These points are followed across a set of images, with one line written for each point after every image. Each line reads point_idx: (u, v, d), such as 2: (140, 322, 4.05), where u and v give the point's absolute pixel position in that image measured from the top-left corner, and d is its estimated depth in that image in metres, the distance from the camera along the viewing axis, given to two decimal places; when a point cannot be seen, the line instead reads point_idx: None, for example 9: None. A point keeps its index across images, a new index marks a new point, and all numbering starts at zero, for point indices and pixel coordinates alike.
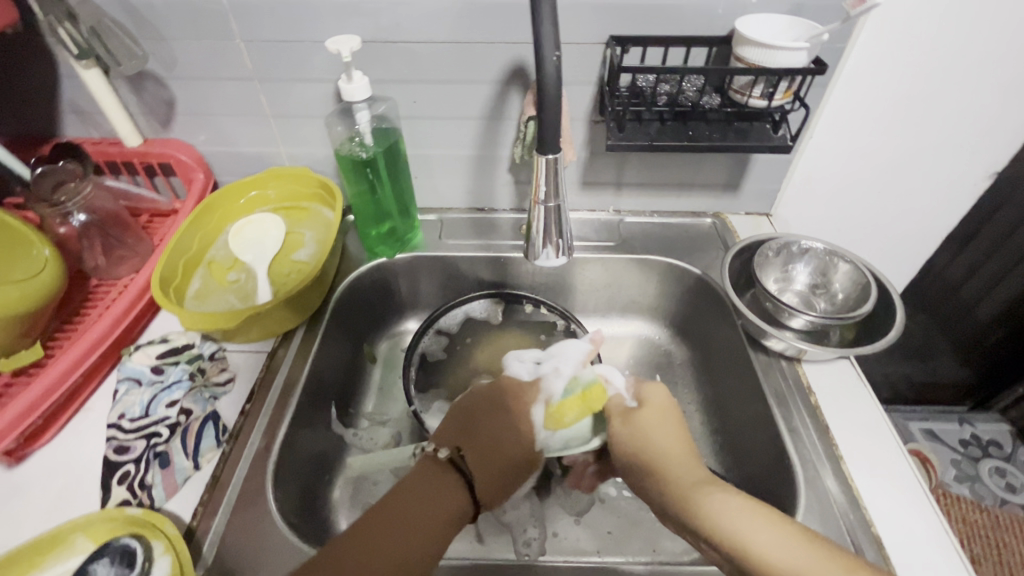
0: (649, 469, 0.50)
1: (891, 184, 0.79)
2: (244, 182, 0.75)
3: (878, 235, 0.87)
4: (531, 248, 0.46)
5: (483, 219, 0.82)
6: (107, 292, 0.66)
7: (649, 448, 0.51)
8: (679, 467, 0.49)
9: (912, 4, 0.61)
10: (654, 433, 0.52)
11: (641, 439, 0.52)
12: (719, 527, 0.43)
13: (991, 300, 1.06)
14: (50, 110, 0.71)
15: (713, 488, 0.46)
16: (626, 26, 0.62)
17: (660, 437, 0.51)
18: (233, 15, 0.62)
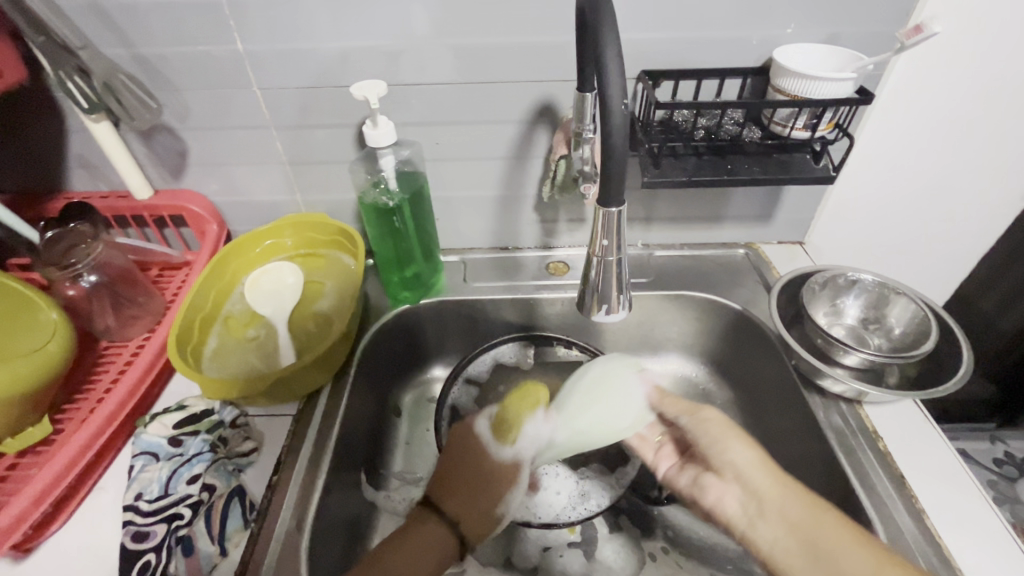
0: (722, 450, 0.51)
1: (926, 209, 0.77)
2: (258, 231, 0.72)
3: (914, 259, 0.84)
4: (586, 303, 0.44)
5: (507, 258, 0.78)
6: (117, 356, 0.61)
7: (733, 438, 0.51)
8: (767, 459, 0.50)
9: (950, 29, 0.59)
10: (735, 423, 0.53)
11: (722, 428, 0.52)
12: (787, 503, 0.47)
13: (1012, 313, 0.99)
14: (57, 165, 0.68)
15: (786, 475, 0.48)
16: (657, 60, 0.60)
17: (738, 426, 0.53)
18: (249, 62, 0.60)
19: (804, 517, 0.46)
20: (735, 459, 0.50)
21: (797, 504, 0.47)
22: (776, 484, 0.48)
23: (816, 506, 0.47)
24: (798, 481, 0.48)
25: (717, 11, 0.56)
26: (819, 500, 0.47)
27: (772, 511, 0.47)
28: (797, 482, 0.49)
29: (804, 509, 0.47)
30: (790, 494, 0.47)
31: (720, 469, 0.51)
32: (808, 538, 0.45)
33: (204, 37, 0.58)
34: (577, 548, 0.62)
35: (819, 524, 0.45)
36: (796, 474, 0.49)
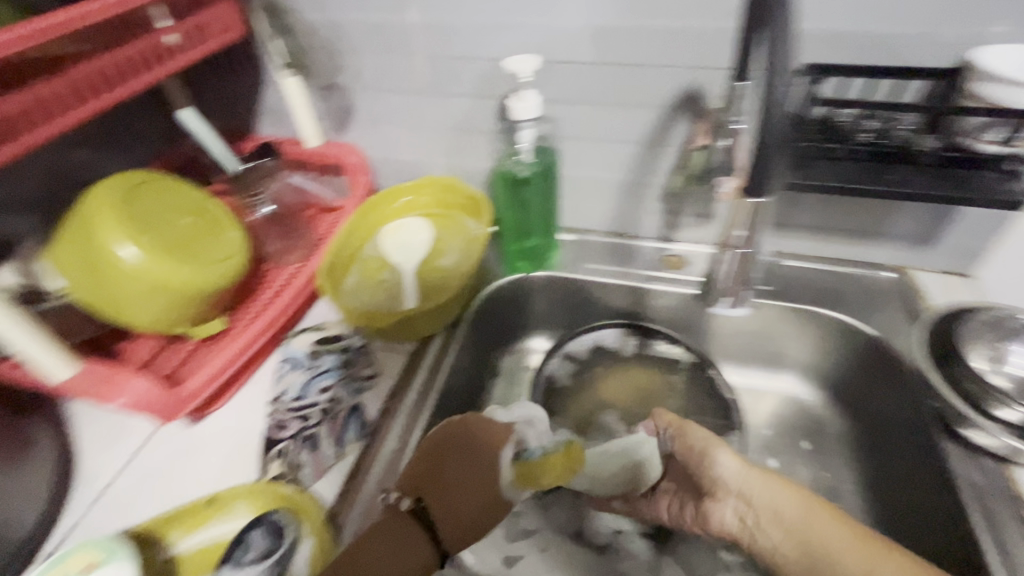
0: (708, 463, 0.53)
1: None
2: (401, 188, 0.79)
3: None
4: None
5: (621, 245, 0.78)
6: (275, 276, 0.72)
7: (716, 449, 0.53)
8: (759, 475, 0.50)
9: None
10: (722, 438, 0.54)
11: (705, 437, 0.54)
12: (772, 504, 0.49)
13: None
14: (252, 110, 0.81)
15: (781, 488, 0.50)
16: (825, 53, 0.56)
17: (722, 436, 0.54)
18: (418, 31, 0.65)
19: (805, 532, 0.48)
20: (721, 471, 0.52)
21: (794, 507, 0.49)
22: (765, 488, 0.50)
23: (818, 510, 0.49)
24: (793, 491, 0.50)
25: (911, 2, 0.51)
26: (815, 499, 0.49)
27: (767, 519, 0.50)
28: (791, 488, 0.50)
29: (801, 514, 0.49)
30: (782, 505, 0.49)
31: (712, 486, 0.53)
32: (805, 542, 0.48)
33: (384, 6, 0.64)
34: (651, 540, 0.62)
35: (815, 535, 0.48)
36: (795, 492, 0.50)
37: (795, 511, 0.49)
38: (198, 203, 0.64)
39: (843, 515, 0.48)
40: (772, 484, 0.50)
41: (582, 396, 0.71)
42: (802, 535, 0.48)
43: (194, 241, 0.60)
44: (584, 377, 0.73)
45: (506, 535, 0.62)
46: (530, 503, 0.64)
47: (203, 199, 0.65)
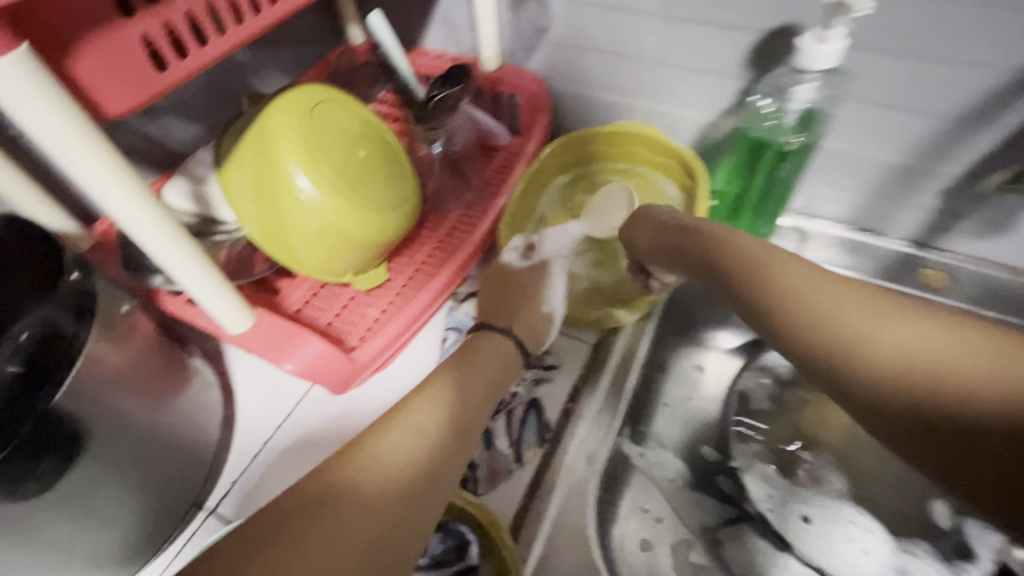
0: (832, 327, 0.36)
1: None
2: (583, 133, 0.64)
3: None
4: None
5: (856, 241, 0.62)
6: (437, 225, 0.61)
7: (850, 302, 0.36)
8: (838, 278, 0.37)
9: None
10: (809, 278, 0.38)
11: (815, 284, 0.37)
12: (860, 333, 0.35)
13: None
14: (425, 17, 0.67)
15: (765, 291, 0.39)
16: None
17: (823, 285, 0.37)
18: None
19: (832, 313, 0.36)
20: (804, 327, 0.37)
21: (950, 336, 0.33)
22: (891, 317, 0.35)
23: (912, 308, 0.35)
24: (809, 284, 0.38)
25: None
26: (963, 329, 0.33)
27: (867, 350, 0.34)
28: (907, 309, 0.35)
29: (926, 331, 0.34)
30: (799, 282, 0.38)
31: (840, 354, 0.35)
32: (901, 371, 0.33)
33: None
34: None
35: (866, 339, 0.35)
36: (725, 228, 0.45)
37: (842, 293, 0.36)
38: (363, 132, 0.52)
39: (898, 360, 0.34)
40: (825, 284, 0.38)
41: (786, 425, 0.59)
42: (876, 340, 0.34)
43: (365, 184, 0.50)
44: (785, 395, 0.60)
45: (676, 566, 0.54)
46: (705, 537, 0.55)
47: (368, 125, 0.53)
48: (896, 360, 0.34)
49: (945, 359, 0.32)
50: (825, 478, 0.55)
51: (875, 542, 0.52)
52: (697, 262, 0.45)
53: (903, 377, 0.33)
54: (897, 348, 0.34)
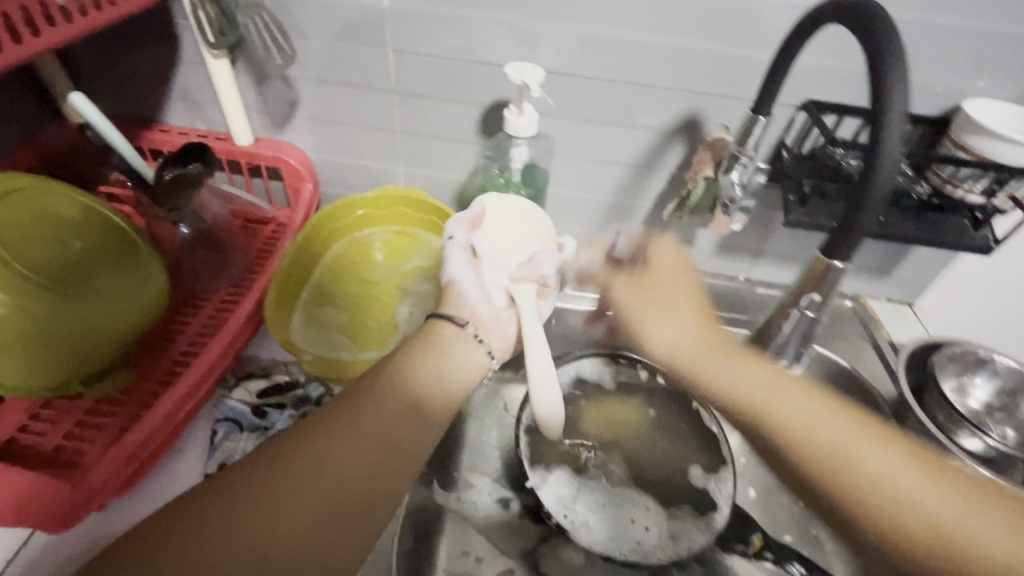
0: (729, 405, 0.48)
1: None
2: (353, 200, 0.67)
3: None
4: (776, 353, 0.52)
5: None
6: (201, 309, 0.56)
7: (749, 365, 0.49)
8: (756, 380, 0.48)
9: None
10: (779, 384, 0.47)
11: (739, 378, 0.49)
12: (780, 422, 0.45)
13: None
14: (158, 94, 0.64)
15: (728, 369, 0.50)
16: (825, 92, 0.55)
17: (724, 370, 0.50)
18: (390, 20, 0.55)
19: (822, 430, 0.43)
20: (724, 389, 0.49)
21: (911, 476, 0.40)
22: (771, 382, 0.47)
23: (869, 433, 0.43)
24: (733, 366, 0.50)
25: (925, 50, 0.52)
26: (848, 418, 0.44)
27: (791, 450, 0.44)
28: (846, 413, 0.44)
29: (849, 435, 0.43)
30: (761, 391, 0.47)
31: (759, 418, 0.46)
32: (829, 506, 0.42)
33: None
34: None
35: (869, 479, 0.41)
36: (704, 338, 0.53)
37: (737, 372, 0.49)
38: (66, 233, 0.47)
39: (824, 453, 0.42)
40: (782, 402, 0.46)
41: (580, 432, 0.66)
42: (817, 458, 0.43)
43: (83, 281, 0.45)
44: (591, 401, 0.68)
45: None
46: (523, 559, 0.59)
47: (69, 226, 0.47)
48: (854, 465, 0.41)
49: (915, 493, 0.39)
50: (611, 471, 0.64)
51: (653, 518, 0.60)
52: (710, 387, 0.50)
53: (839, 470, 0.42)
54: (899, 481, 0.40)
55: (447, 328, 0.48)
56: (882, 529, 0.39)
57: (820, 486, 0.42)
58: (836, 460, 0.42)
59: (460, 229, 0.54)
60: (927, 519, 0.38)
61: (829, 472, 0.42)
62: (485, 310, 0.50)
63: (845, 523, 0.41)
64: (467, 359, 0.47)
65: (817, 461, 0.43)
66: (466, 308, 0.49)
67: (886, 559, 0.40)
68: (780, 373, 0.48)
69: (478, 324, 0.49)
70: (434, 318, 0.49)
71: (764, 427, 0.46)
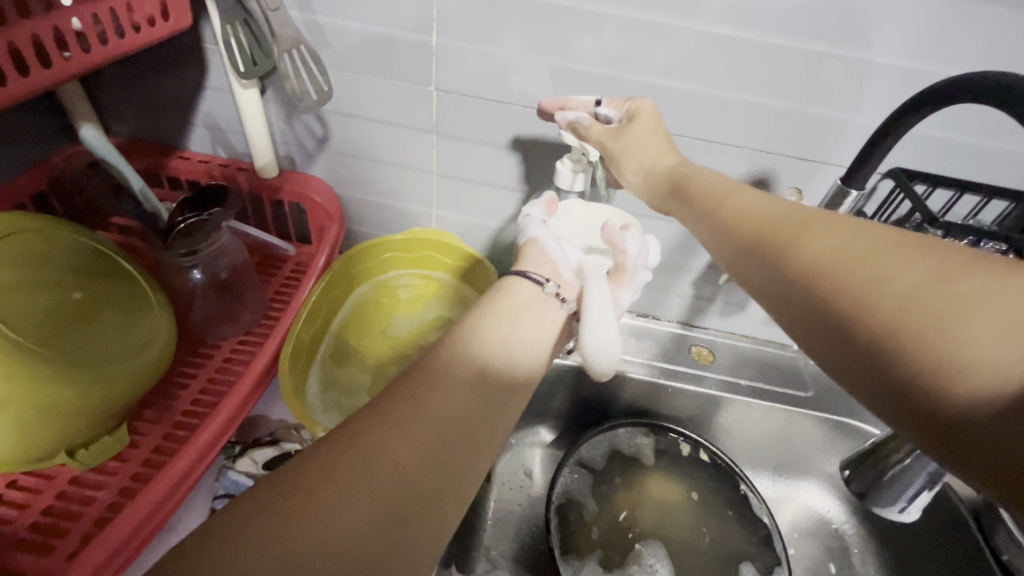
0: (794, 250, 0.33)
1: None
2: (380, 242, 0.62)
3: None
4: (881, 497, 0.46)
5: (641, 327, 0.69)
6: (209, 361, 0.51)
7: (817, 224, 0.33)
8: (888, 265, 0.29)
9: None
10: (896, 259, 0.29)
11: (837, 228, 0.32)
12: (827, 272, 0.30)
13: None
14: (182, 120, 0.60)
15: (844, 253, 0.30)
16: (914, 162, 0.50)
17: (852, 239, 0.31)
18: (437, 58, 0.51)
19: (859, 279, 0.29)
20: (819, 248, 0.31)
21: None
22: (882, 249, 0.29)
23: None
24: (848, 245, 0.30)
25: None
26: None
27: (866, 314, 0.28)
28: None
29: (975, 316, 0.25)
30: (841, 256, 0.30)
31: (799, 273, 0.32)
32: (902, 369, 0.26)
33: (392, 19, 0.49)
34: None
35: (951, 337, 0.25)
36: (773, 199, 0.37)
37: (909, 271, 0.28)
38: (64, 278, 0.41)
39: (897, 312, 0.27)
40: (876, 255, 0.29)
41: (617, 511, 0.60)
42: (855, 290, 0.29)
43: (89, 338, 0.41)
44: (626, 477, 0.62)
45: None
46: None
47: (76, 268, 0.43)
48: (913, 303, 0.27)
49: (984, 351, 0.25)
50: (651, 567, 0.56)
51: None
52: (753, 241, 0.35)
53: (901, 334, 0.27)
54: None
55: (520, 289, 0.46)
56: (986, 416, 0.24)
57: (859, 328, 0.28)
58: (922, 315, 0.27)
59: (539, 209, 0.51)
60: (998, 391, 0.24)
61: (894, 323, 0.27)
62: (566, 270, 0.49)
63: (877, 374, 0.27)
64: (540, 322, 0.45)
65: (875, 321, 0.28)
66: (548, 266, 0.48)
67: (925, 446, 0.26)
68: (904, 234, 0.30)
69: (561, 284, 0.48)
70: (511, 278, 0.47)
71: (808, 288, 0.31)
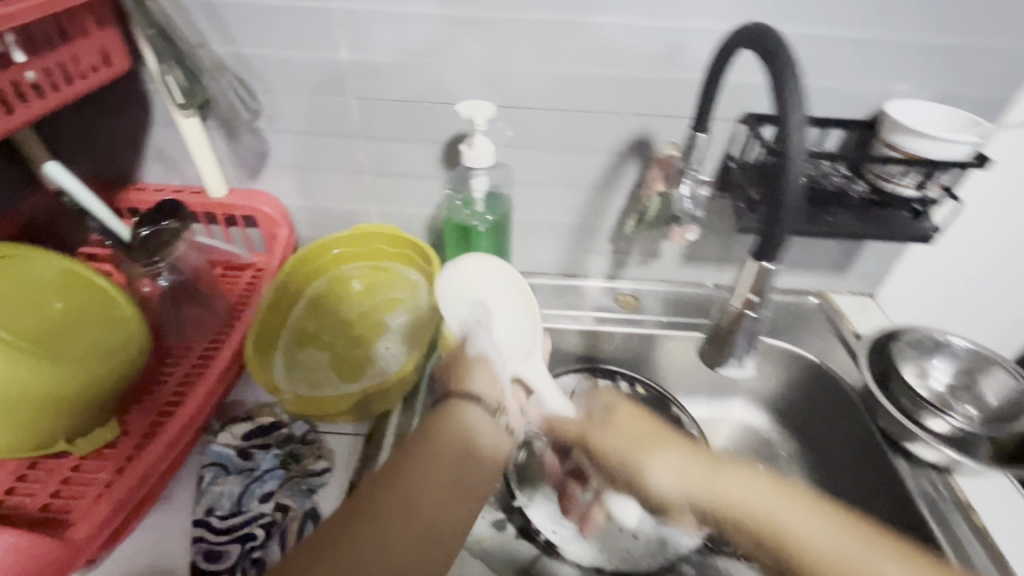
0: (644, 478, 0.49)
1: None
2: (330, 240, 0.69)
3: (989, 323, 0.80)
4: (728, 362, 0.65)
5: (574, 287, 0.77)
6: (183, 357, 0.58)
7: (647, 452, 0.49)
8: (697, 472, 0.47)
9: None
10: (688, 466, 0.47)
11: (640, 432, 0.50)
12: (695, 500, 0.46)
13: None
14: (135, 155, 0.67)
15: (682, 471, 0.47)
16: (761, 107, 0.59)
17: (631, 430, 0.50)
18: (350, 71, 0.59)
19: (744, 524, 0.44)
20: (662, 484, 0.48)
21: (833, 531, 0.41)
22: (711, 475, 0.46)
23: (819, 506, 0.43)
24: (687, 466, 0.47)
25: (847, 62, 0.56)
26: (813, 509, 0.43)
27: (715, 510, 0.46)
28: (814, 506, 0.43)
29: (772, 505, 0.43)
30: (680, 460, 0.48)
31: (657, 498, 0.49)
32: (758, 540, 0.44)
33: (307, 42, 0.57)
34: None
35: (797, 537, 0.42)
36: (635, 408, 0.52)
37: (723, 482, 0.45)
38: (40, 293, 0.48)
39: (740, 513, 0.44)
40: (664, 467, 0.48)
41: None
42: (743, 523, 0.44)
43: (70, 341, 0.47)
44: None
45: None
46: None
47: (50, 285, 0.50)
48: (761, 522, 0.43)
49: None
50: None
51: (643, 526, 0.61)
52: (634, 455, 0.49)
53: (738, 521, 0.44)
54: (835, 544, 0.41)
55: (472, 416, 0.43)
56: None
57: (741, 537, 0.45)
58: (789, 535, 0.42)
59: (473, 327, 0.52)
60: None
61: (769, 535, 0.43)
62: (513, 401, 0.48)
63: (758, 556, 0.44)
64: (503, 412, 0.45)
65: (749, 527, 0.44)
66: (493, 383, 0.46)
67: None
68: (715, 459, 0.47)
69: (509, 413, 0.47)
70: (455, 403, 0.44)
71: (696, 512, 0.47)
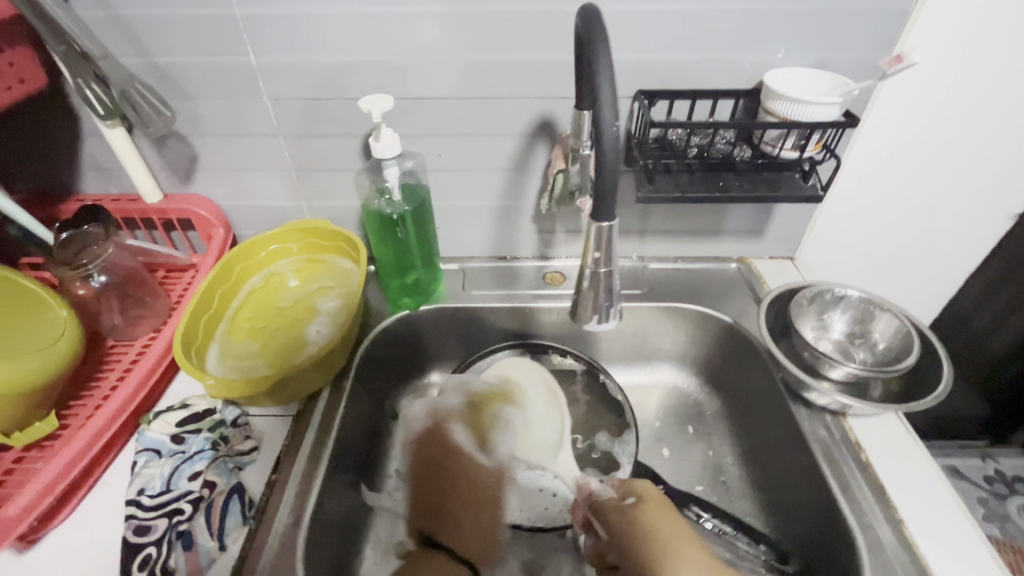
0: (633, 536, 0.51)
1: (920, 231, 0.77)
2: (265, 236, 0.72)
3: (909, 273, 0.83)
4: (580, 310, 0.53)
5: (505, 267, 0.80)
6: (122, 355, 0.62)
7: (647, 513, 0.52)
8: (683, 543, 0.49)
9: (944, 37, 0.60)
10: (673, 538, 0.49)
11: (649, 507, 0.52)
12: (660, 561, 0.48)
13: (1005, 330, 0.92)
14: (71, 167, 0.70)
15: (673, 536, 0.50)
16: (652, 82, 0.62)
17: (656, 522, 0.51)
18: (260, 73, 0.62)
19: None
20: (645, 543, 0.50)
21: None
22: (688, 553, 0.48)
23: None
24: (680, 536, 0.50)
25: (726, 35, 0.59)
26: None
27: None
28: None
29: None
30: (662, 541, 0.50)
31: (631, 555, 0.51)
32: None
33: (215, 47, 0.60)
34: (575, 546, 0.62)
35: None
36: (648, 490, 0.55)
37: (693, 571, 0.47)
38: None
39: None
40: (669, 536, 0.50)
41: None
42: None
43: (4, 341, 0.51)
44: None
45: None
46: None
47: None
48: None
49: None
50: None
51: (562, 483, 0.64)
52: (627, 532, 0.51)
53: None
54: None
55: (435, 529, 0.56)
56: None
57: None
58: None
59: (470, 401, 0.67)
60: None
61: None
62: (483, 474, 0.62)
63: None
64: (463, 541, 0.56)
65: None
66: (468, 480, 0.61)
67: None
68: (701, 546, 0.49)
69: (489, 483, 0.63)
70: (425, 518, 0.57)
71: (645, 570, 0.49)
